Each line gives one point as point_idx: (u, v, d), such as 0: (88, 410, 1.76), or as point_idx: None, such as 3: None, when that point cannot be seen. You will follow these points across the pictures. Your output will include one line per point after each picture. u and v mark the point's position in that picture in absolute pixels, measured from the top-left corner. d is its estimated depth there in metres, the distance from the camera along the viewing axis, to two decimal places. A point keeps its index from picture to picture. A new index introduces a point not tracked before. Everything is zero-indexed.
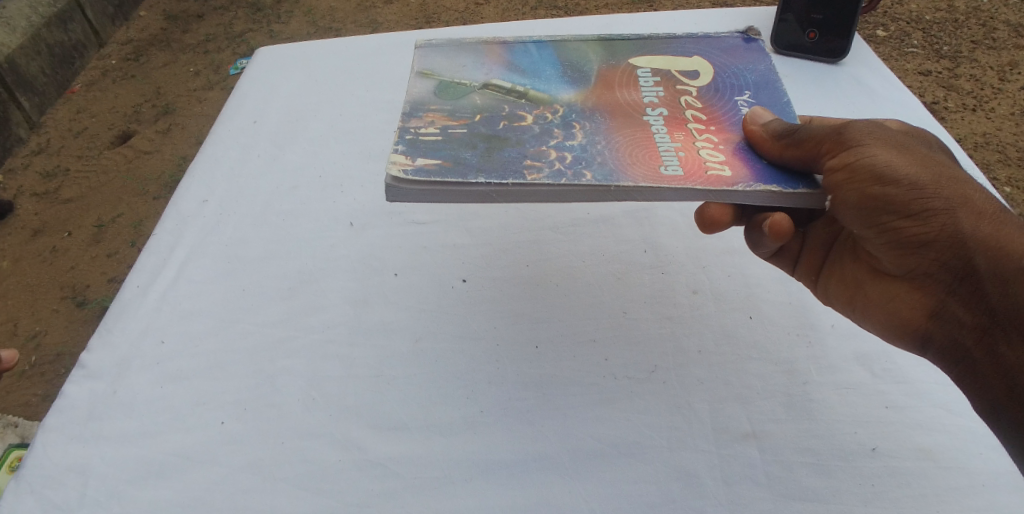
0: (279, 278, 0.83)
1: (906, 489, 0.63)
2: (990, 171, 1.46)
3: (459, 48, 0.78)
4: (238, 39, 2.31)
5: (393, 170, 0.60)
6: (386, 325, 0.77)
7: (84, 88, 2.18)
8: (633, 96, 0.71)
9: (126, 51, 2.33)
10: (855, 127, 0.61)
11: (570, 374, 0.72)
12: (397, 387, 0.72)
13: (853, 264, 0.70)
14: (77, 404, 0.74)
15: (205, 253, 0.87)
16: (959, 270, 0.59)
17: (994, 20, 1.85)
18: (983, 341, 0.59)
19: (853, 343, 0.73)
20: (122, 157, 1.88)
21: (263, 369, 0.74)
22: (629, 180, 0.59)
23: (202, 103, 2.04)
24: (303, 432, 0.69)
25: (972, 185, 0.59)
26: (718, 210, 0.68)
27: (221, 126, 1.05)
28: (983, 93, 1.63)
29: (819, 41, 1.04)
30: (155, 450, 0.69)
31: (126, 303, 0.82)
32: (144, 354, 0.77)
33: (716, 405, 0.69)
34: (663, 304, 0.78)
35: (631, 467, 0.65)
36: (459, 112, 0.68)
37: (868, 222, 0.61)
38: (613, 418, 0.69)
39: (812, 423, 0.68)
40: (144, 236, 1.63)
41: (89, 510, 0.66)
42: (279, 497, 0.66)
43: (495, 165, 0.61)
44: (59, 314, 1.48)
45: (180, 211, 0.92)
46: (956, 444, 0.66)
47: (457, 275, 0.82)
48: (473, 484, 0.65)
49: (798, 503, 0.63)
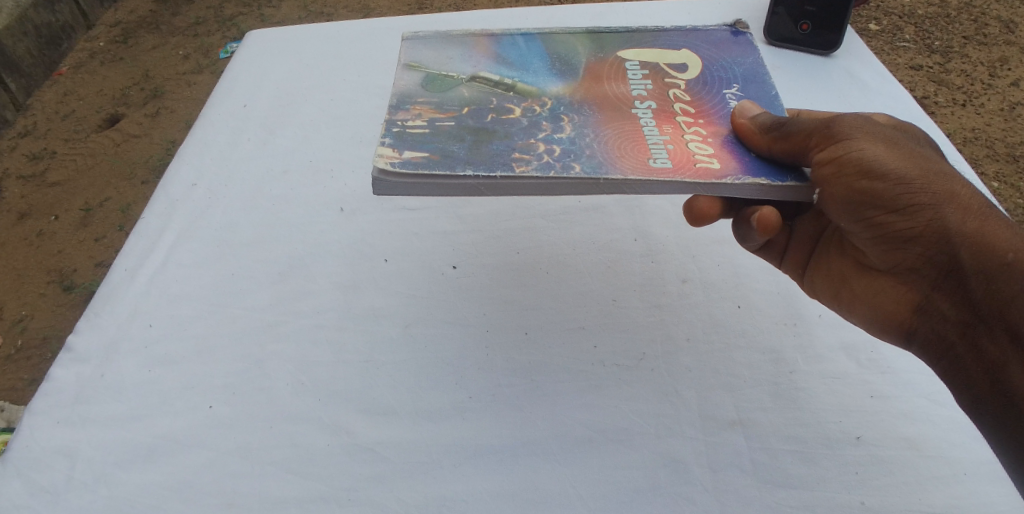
0: (268, 263, 0.82)
1: (889, 477, 0.64)
2: (978, 166, 1.47)
3: (446, 41, 0.78)
4: (229, 22, 2.29)
5: (380, 163, 0.59)
6: (377, 311, 0.77)
7: (71, 70, 2.16)
8: (621, 89, 0.71)
9: (114, 33, 2.30)
10: (844, 121, 0.61)
11: (559, 362, 0.72)
12: (387, 372, 0.72)
13: (839, 258, 0.71)
14: (63, 387, 0.73)
15: (194, 237, 0.86)
16: (944, 265, 0.59)
17: (986, 16, 1.86)
18: (967, 336, 0.59)
19: (840, 333, 0.74)
20: (109, 140, 1.86)
21: (252, 353, 0.74)
22: (618, 173, 0.59)
23: (191, 88, 2.02)
24: (292, 416, 0.69)
25: (960, 180, 0.60)
26: (707, 204, 0.69)
27: (210, 110, 1.04)
28: (974, 89, 1.64)
29: (811, 33, 1.04)
30: (143, 434, 0.69)
31: (114, 287, 0.81)
32: (132, 338, 0.77)
33: (703, 393, 0.69)
34: (652, 292, 0.78)
35: (619, 453, 0.66)
36: (446, 104, 0.68)
37: (855, 216, 0.62)
38: (601, 405, 0.69)
39: (798, 411, 0.68)
40: (132, 221, 1.62)
41: (76, 492, 0.66)
42: (268, 480, 0.66)
43: (483, 158, 0.61)
44: (46, 298, 1.47)
45: (169, 194, 0.92)
46: (939, 433, 0.67)
47: (447, 262, 0.82)
48: (462, 469, 0.65)
49: (783, 490, 0.63)
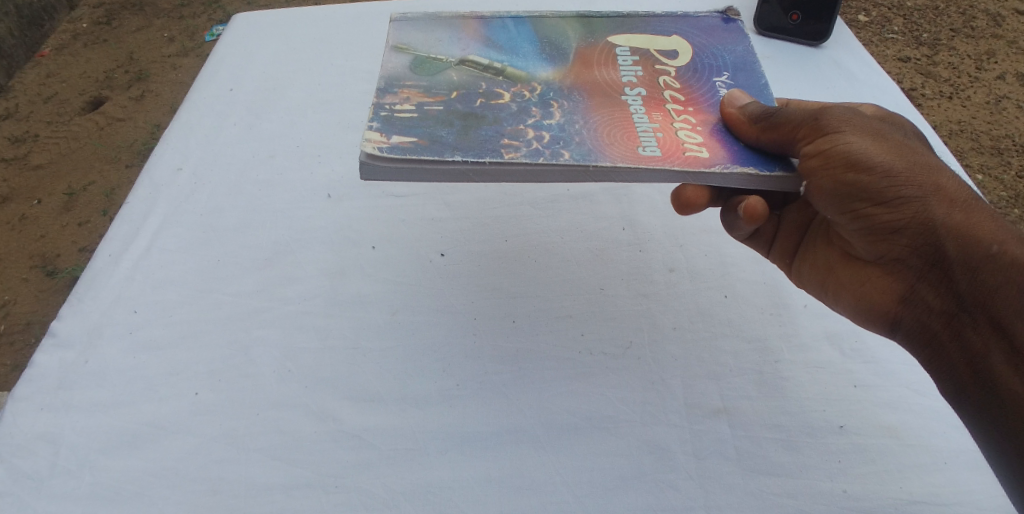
0: (254, 248, 0.82)
1: (872, 465, 0.65)
2: (963, 159, 1.48)
3: (435, 23, 0.77)
4: (216, 5, 2.26)
5: (368, 147, 0.59)
6: (364, 297, 0.77)
7: (54, 52, 2.13)
8: (611, 75, 0.71)
9: (98, 14, 2.27)
10: (832, 114, 0.62)
11: (545, 349, 0.72)
12: (373, 359, 0.72)
13: (824, 248, 0.71)
14: (46, 374, 0.72)
15: (179, 222, 0.85)
16: (929, 256, 0.60)
17: (974, 9, 1.87)
18: (951, 326, 0.59)
19: (824, 323, 0.75)
20: (93, 123, 1.83)
21: (237, 339, 0.74)
22: (608, 160, 0.59)
23: (176, 71, 1.99)
24: (278, 402, 0.69)
25: (945, 173, 0.60)
26: (694, 192, 0.69)
27: (196, 93, 1.03)
28: (960, 81, 1.65)
29: (801, 24, 1.04)
30: (128, 420, 0.69)
31: (98, 272, 0.81)
32: (116, 324, 0.76)
33: (688, 381, 0.70)
34: (640, 280, 0.78)
35: (604, 441, 0.66)
36: (435, 88, 0.67)
37: (841, 208, 0.62)
38: (588, 392, 0.69)
39: (782, 400, 0.69)
40: (116, 206, 1.60)
41: (59, 479, 0.65)
42: (253, 467, 0.65)
43: (472, 144, 0.60)
44: (28, 284, 1.45)
45: (154, 178, 0.91)
46: (919, 422, 0.67)
47: (435, 249, 0.81)
48: (448, 455, 0.66)
49: (766, 478, 0.64)
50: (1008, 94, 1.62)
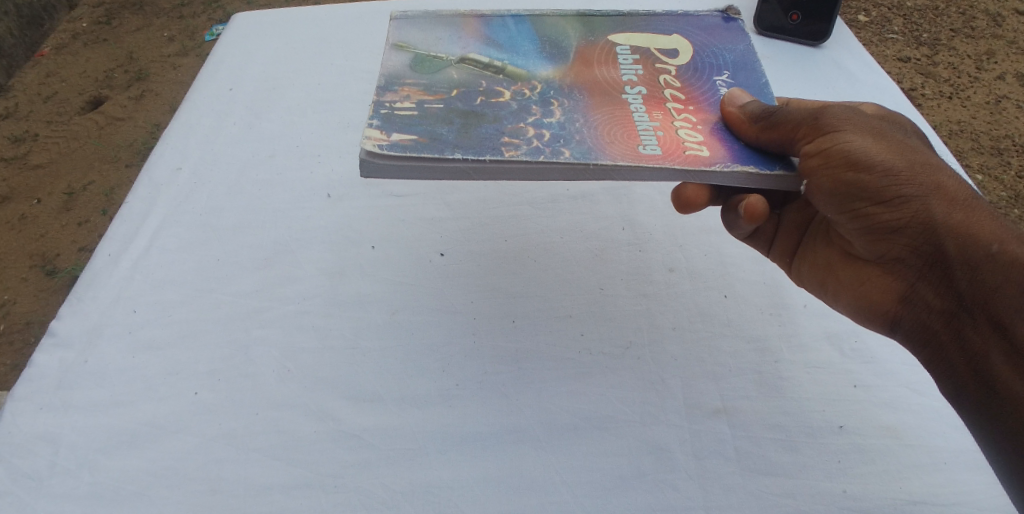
0: (254, 247, 0.82)
1: (871, 465, 0.65)
2: (962, 159, 1.48)
3: (435, 21, 0.77)
4: (216, 5, 2.26)
5: (368, 145, 0.59)
6: (363, 297, 0.77)
7: (54, 51, 2.13)
8: (611, 74, 0.71)
9: (97, 13, 2.27)
10: (832, 112, 0.62)
11: (545, 348, 0.72)
12: (373, 359, 0.72)
13: (824, 247, 0.71)
14: (45, 373, 0.72)
15: (179, 222, 0.85)
16: (929, 255, 0.60)
17: (974, 9, 1.87)
18: (951, 325, 0.59)
19: (823, 323, 0.75)
20: (93, 123, 1.83)
21: (236, 339, 0.74)
22: (608, 158, 0.59)
23: (176, 70, 1.99)
24: (278, 402, 0.69)
25: (945, 172, 0.60)
26: (694, 191, 0.69)
27: (195, 93, 1.03)
28: (960, 81, 1.65)
29: (801, 24, 1.04)
30: (127, 420, 0.69)
31: (97, 271, 0.81)
32: (116, 323, 0.76)
33: (688, 381, 0.70)
34: (640, 280, 0.78)
35: (604, 440, 0.66)
36: (435, 87, 0.67)
37: (842, 207, 0.62)
38: (587, 391, 0.69)
39: (782, 400, 0.69)
40: (116, 205, 1.60)
41: (59, 478, 0.65)
42: (253, 467, 0.65)
43: (472, 142, 0.60)
44: (27, 283, 1.45)
45: (153, 178, 0.91)
46: (919, 422, 0.67)
47: (434, 249, 0.81)
48: (447, 455, 0.66)
49: (766, 478, 0.64)
50: (1008, 94, 1.62)
